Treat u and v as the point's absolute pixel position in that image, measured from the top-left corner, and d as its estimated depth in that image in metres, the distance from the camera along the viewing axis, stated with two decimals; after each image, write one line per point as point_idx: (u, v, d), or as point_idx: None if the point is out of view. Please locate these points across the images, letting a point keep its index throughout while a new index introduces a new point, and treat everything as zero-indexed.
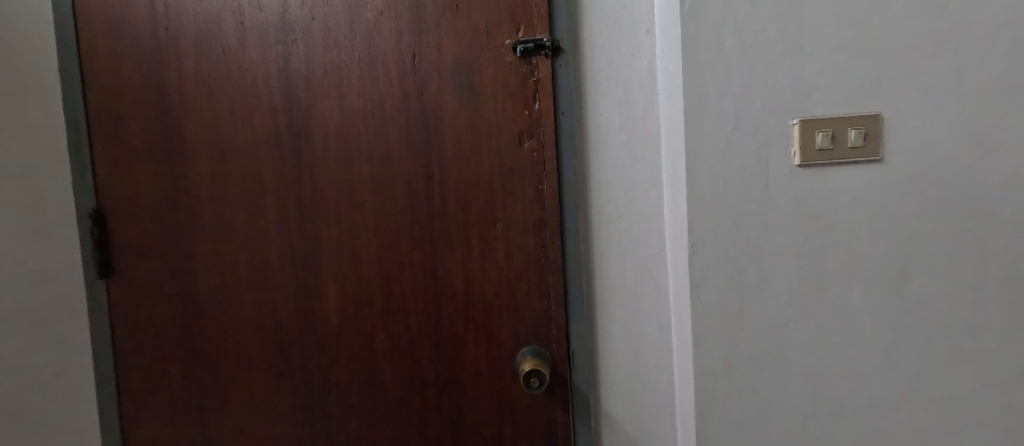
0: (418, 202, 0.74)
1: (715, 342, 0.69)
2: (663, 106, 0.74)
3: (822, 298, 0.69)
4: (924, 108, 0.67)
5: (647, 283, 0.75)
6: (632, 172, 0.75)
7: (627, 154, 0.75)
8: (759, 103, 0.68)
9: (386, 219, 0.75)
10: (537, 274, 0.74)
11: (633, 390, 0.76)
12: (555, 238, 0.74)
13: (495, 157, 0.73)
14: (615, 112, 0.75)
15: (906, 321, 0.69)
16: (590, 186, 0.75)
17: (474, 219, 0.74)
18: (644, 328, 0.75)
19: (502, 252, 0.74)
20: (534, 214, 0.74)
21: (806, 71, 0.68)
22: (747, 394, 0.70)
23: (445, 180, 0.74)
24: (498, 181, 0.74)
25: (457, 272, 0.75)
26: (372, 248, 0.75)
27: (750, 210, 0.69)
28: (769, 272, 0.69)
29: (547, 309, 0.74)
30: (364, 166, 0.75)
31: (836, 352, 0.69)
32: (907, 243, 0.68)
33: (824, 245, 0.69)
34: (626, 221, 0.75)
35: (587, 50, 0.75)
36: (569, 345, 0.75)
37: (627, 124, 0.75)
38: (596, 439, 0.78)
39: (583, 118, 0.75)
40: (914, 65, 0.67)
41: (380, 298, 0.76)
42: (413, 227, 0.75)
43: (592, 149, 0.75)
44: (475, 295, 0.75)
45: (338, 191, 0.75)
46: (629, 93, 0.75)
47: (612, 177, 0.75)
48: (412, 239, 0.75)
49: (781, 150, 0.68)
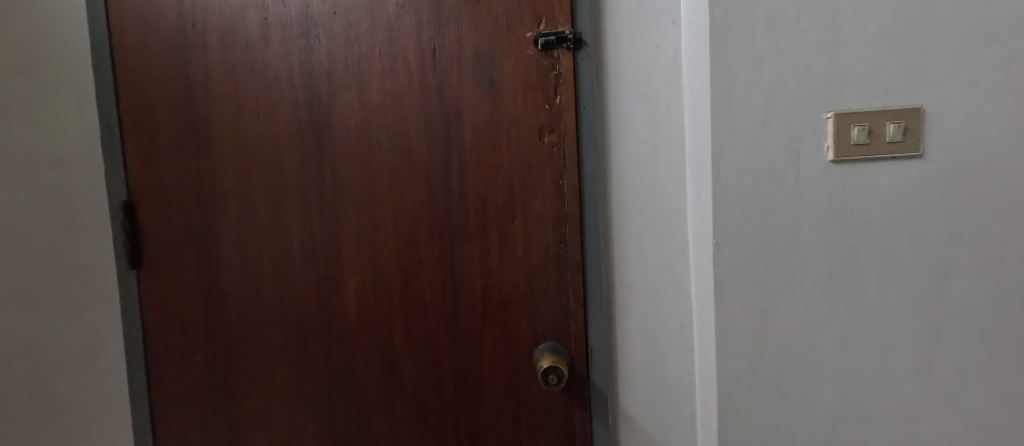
0: (438, 198, 0.74)
1: (740, 343, 0.67)
2: (687, 100, 0.72)
3: (854, 299, 0.66)
4: (970, 101, 0.64)
5: (669, 281, 0.73)
6: (654, 168, 0.73)
7: (650, 149, 0.73)
8: (790, 97, 0.66)
9: (406, 213, 0.75)
10: (557, 270, 0.73)
11: (653, 390, 0.75)
12: (575, 234, 0.72)
13: (515, 152, 0.73)
14: (638, 106, 0.73)
15: (945, 326, 0.66)
16: (611, 181, 0.74)
17: (494, 214, 0.73)
18: (665, 327, 0.74)
19: (521, 248, 0.73)
20: (554, 209, 0.73)
21: (841, 63, 0.65)
22: (773, 397, 0.68)
23: (464, 175, 0.74)
24: (518, 176, 0.73)
25: (476, 267, 0.74)
26: (392, 242, 0.76)
27: (778, 207, 0.66)
28: (798, 271, 0.67)
29: (566, 306, 0.73)
30: (385, 160, 0.75)
31: (868, 356, 0.67)
32: (948, 244, 0.65)
33: (857, 244, 0.66)
34: (648, 217, 0.73)
35: (610, 42, 0.73)
36: (588, 342, 0.74)
37: (650, 118, 0.73)
38: (614, 438, 0.76)
39: (605, 112, 0.74)
40: (961, 55, 0.63)
41: (399, 292, 0.76)
42: (433, 221, 0.75)
43: (614, 143, 0.74)
44: (494, 291, 0.74)
45: (359, 186, 0.75)
46: (653, 86, 0.73)
47: (634, 173, 0.73)
48: (431, 234, 0.75)
49: (813, 145, 0.66)
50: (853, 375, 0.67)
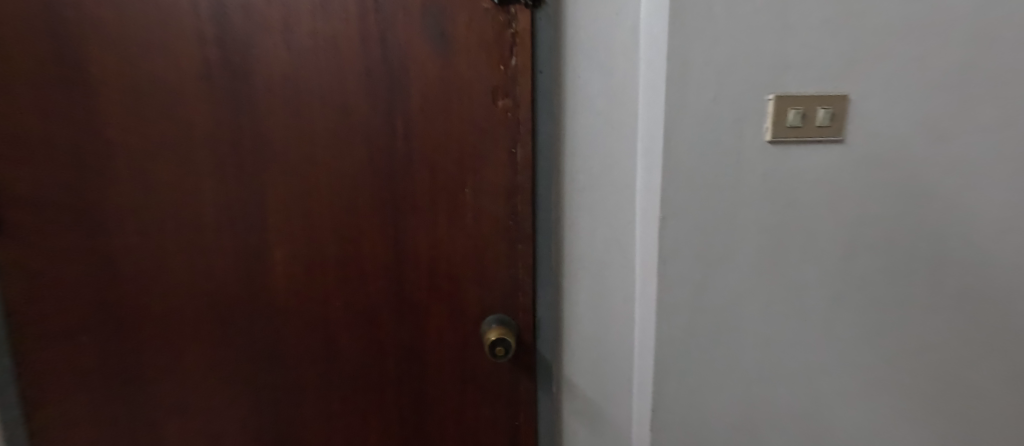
0: (382, 161, 0.68)
1: (679, 311, 0.71)
2: (643, 72, 0.71)
3: (777, 271, 0.73)
4: (884, 93, 0.71)
5: (616, 253, 0.74)
6: (608, 140, 0.73)
7: (604, 121, 0.72)
8: (738, 77, 0.68)
9: (344, 177, 0.68)
10: (507, 241, 0.71)
11: (596, 357, 0.77)
12: (527, 205, 0.70)
13: (468, 115, 0.68)
14: (595, 75, 0.71)
15: (846, 293, 0.75)
16: (564, 152, 0.73)
17: (443, 181, 0.69)
18: (610, 298, 0.75)
19: (472, 219, 0.70)
20: (507, 179, 0.70)
21: (786, 47, 0.68)
22: (704, 361, 0.73)
23: (411, 137, 0.67)
24: (470, 141, 0.68)
25: (423, 237, 0.70)
26: (328, 208, 0.68)
27: (721, 184, 0.70)
28: (734, 245, 0.71)
29: (515, 277, 0.72)
30: (319, 116, 0.66)
31: (785, 321, 0.74)
32: (856, 221, 0.73)
33: (784, 221, 0.72)
34: (599, 190, 0.73)
35: (569, 5, 0.69)
36: (536, 313, 0.74)
37: (606, 89, 0.72)
38: (558, 404, 0.79)
39: (561, 79, 0.71)
40: (882, 50, 0.70)
41: (336, 263, 0.70)
42: (376, 186, 0.68)
43: (569, 113, 0.72)
44: (442, 263, 0.71)
45: (287, 144, 0.66)
46: (610, 56, 0.71)
47: (588, 145, 0.73)
48: (373, 201, 0.68)
49: (755, 125, 0.69)
50: (771, 339, 0.74)
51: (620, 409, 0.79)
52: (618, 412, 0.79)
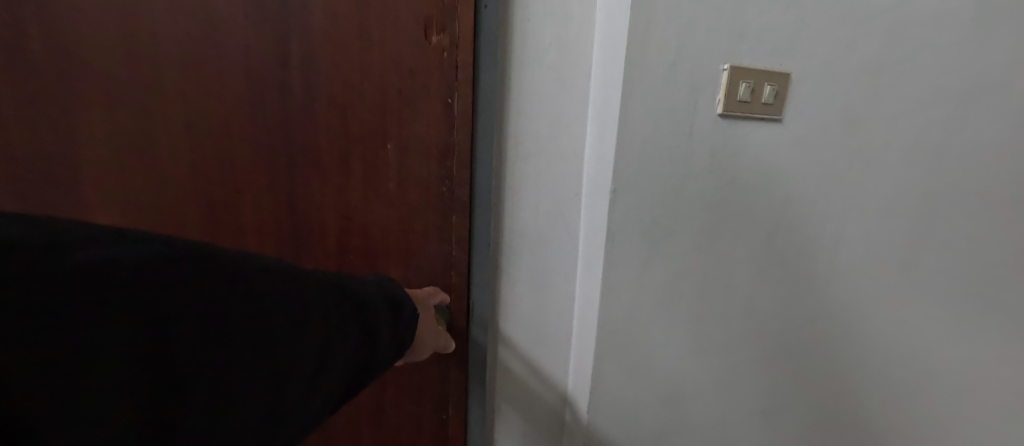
0: (273, 104, 0.52)
1: (621, 291, 0.67)
2: (600, 25, 0.62)
3: (713, 248, 0.72)
4: (818, 75, 0.72)
5: (559, 230, 0.67)
6: (558, 101, 0.63)
7: (555, 77, 0.62)
8: (698, 40, 0.62)
9: (216, 122, 0.51)
10: (440, 212, 0.61)
11: (534, 343, 0.70)
12: (463, 170, 0.60)
13: (392, 56, 0.55)
14: (547, 21, 0.60)
15: (766, 269, 0.78)
16: (508, 111, 0.61)
17: (358, 136, 0.56)
18: (551, 278, 0.68)
19: (395, 184, 0.59)
20: (440, 137, 0.59)
21: (745, 13, 0.64)
22: (641, 340, 0.71)
23: (314, 76, 0.53)
24: (394, 88, 0.56)
25: (330, 203, 0.57)
26: (193, 161, 0.52)
27: (672, 157, 0.65)
28: (678, 221, 0.68)
29: (449, 255, 0.63)
30: (175, 36, 0.48)
31: (715, 297, 0.74)
32: (782, 201, 0.75)
33: (725, 198, 0.70)
34: (545, 158, 0.64)
35: None
36: (469, 295, 0.65)
37: (558, 39, 0.61)
38: (489, 398, 0.70)
39: (508, 20, 0.58)
40: (822, 30, 0.70)
41: (210, 234, 0.54)
42: (264, 136, 0.53)
43: (516, 64, 0.60)
44: (355, 235, 0.59)
45: (128, 74, 0.48)
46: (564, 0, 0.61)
47: (536, 104, 0.62)
48: (260, 155, 0.53)
49: (708, 96, 0.65)
50: (702, 316, 0.74)
51: (554, 395, 0.74)
52: (552, 397, 0.74)
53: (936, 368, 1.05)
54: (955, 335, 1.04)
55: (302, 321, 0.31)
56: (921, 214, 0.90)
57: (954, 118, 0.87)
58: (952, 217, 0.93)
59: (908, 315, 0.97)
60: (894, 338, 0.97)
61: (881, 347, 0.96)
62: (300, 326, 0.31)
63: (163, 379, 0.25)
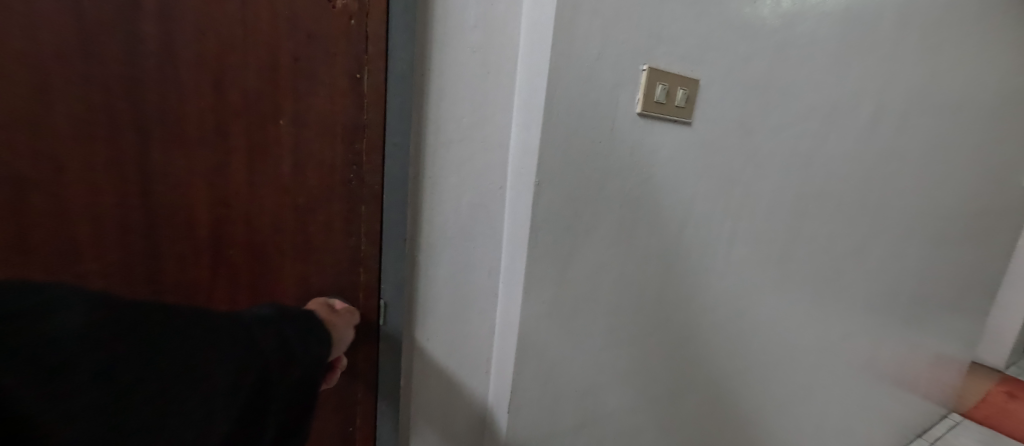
0: (131, 69, 0.44)
1: (545, 288, 0.66)
2: (527, 10, 0.60)
3: (629, 245, 0.74)
4: (721, 83, 0.77)
5: (481, 223, 0.64)
6: (482, 87, 0.60)
7: (480, 61, 0.59)
8: (620, 37, 0.63)
9: (49, 87, 0.42)
10: (346, 198, 0.56)
11: (453, 341, 0.67)
12: (375, 154, 0.55)
13: (288, 22, 0.49)
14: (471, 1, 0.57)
15: (674, 263, 0.82)
16: (429, 94, 0.57)
17: (245, 110, 0.50)
18: (472, 272, 0.65)
19: (292, 164, 0.53)
20: (347, 116, 0.54)
21: (662, 16, 0.66)
22: (563, 336, 0.71)
23: (188, 39, 0.46)
24: (292, 58, 0.50)
25: (207, 187, 0.50)
26: (11, 135, 0.41)
27: (595, 152, 0.66)
28: (599, 218, 0.69)
29: (357, 246, 0.58)
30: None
31: (630, 291, 0.77)
32: (688, 199, 0.80)
33: (640, 195, 0.73)
34: (468, 147, 0.61)
35: None
36: (383, 292, 0.60)
37: (483, 21, 0.58)
38: (404, 400, 0.66)
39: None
40: (725, 41, 0.75)
41: (39, 227, 0.44)
42: (117, 107, 0.45)
43: (438, 43, 0.56)
44: (239, 219, 0.53)
45: None
46: None
47: (459, 88, 0.58)
48: (110, 129, 0.45)
49: (628, 95, 0.67)
50: (618, 311, 0.76)
51: (474, 395, 0.71)
52: (472, 397, 0.71)
53: (800, 350, 1.20)
54: (816, 319, 1.21)
55: (223, 341, 0.36)
56: (795, 216, 1.03)
57: (822, 133, 1.00)
58: (817, 219, 1.08)
59: (782, 304, 1.10)
60: (771, 324, 1.09)
61: (761, 333, 1.08)
62: (218, 345, 0.36)
63: (133, 390, 0.31)
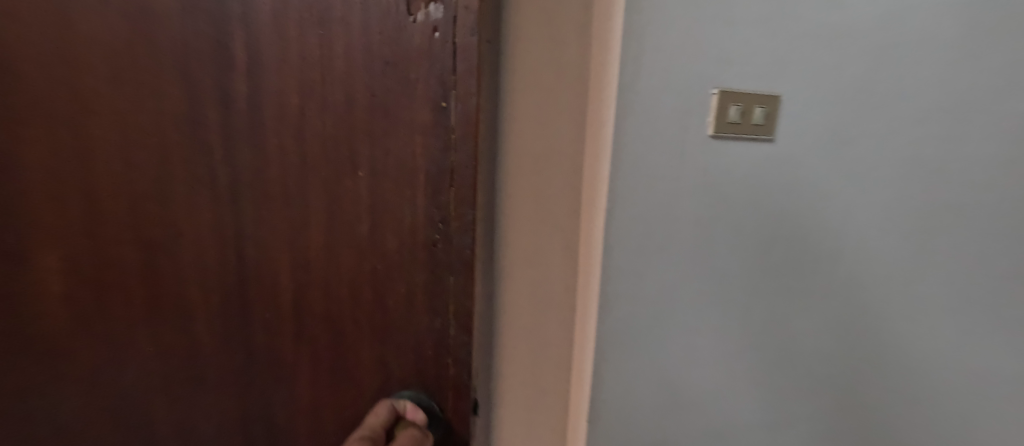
0: (234, 129, 0.45)
1: (617, 301, 0.74)
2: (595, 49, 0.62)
3: (705, 262, 0.77)
4: (807, 96, 0.75)
5: (556, 252, 0.66)
6: (555, 124, 0.62)
7: (553, 101, 0.61)
8: (685, 67, 0.69)
9: (153, 144, 0.44)
10: (427, 261, 0.48)
11: (530, 370, 0.68)
12: (461, 210, 0.47)
13: (366, 63, 0.44)
14: (543, 47, 0.60)
15: (764, 283, 0.81)
16: (506, 136, 0.61)
17: (327, 163, 0.46)
18: (547, 302, 0.68)
19: (373, 223, 0.47)
20: (428, 165, 0.46)
21: (731, 40, 0.69)
22: (635, 347, 0.78)
23: (272, 94, 0.44)
24: (366, 97, 0.45)
25: (291, 250, 0.48)
26: (125, 188, 0.45)
27: (665, 175, 0.71)
28: (669, 237, 0.74)
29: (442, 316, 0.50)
30: (111, 45, 0.42)
31: (711, 307, 0.80)
32: (777, 215, 0.78)
33: (717, 216, 0.75)
34: (540, 182, 0.63)
35: None
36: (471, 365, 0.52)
37: (556, 64, 0.61)
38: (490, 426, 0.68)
39: (509, 48, 0.59)
40: (810, 54, 0.73)
41: (144, 273, 0.47)
42: (216, 168, 0.45)
43: (514, 91, 0.60)
44: (326, 281, 0.49)
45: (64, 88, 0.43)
46: (563, 24, 0.60)
47: (532, 129, 0.61)
48: (206, 190, 0.46)
49: (698, 118, 0.71)
50: (695, 326, 0.80)
51: (551, 422, 0.73)
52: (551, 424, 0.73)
53: (963, 395, 1.01)
54: (985, 360, 1.00)
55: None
56: (940, 235, 0.88)
57: (978, 133, 0.85)
58: (977, 238, 0.91)
59: (927, 339, 0.95)
60: (913, 360, 0.95)
61: (897, 371, 0.95)
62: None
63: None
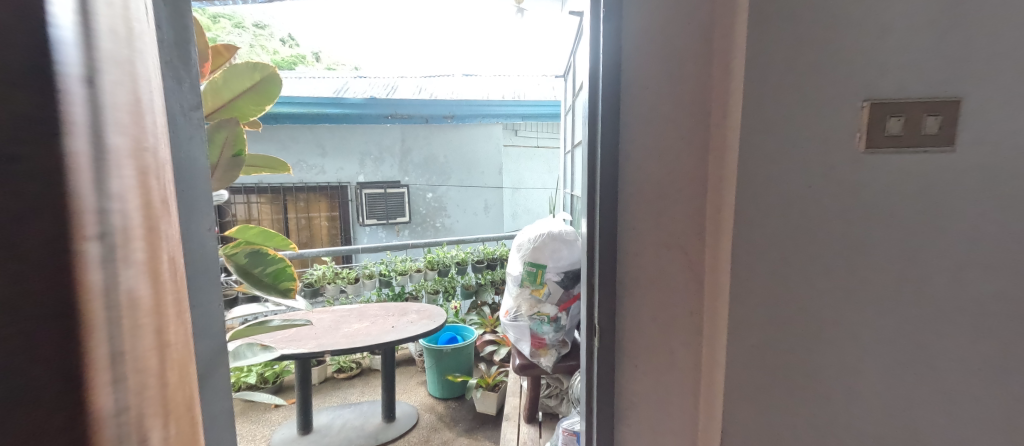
0: None
1: (752, 329, 0.71)
2: (712, 101, 0.74)
3: (865, 293, 0.68)
4: (1005, 97, 0.63)
5: (681, 270, 0.79)
6: (672, 164, 0.77)
7: (668, 146, 0.77)
8: (826, 80, 0.65)
9: None
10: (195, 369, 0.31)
11: (657, 367, 0.82)
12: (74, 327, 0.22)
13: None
14: (664, 104, 0.77)
15: (959, 325, 0.67)
16: (633, 176, 0.79)
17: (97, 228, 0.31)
18: (673, 312, 0.80)
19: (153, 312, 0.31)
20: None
21: (884, 46, 0.63)
22: (778, 384, 0.72)
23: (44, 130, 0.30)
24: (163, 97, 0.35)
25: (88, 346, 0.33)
26: None
27: (805, 196, 0.67)
28: (814, 262, 0.68)
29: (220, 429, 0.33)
30: None
31: (880, 347, 0.69)
32: (972, 241, 0.65)
33: (877, 240, 0.66)
34: (659, 211, 0.78)
35: (652, 42, 0.76)
36: None
37: (672, 116, 0.76)
38: (619, 404, 0.86)
39: (636, 109, 0.78)
40: (1004, 48, 0.62)
41: None
42: None
43: (638, 142, 0.78)
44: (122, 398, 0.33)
45: None
46: (681, 84, 0.75)
47: (654, 169, 0.78)
48: None
49: (846, 133, 0.65)
50: (857, 367, 0.70)
51: (676, 422, 0.83)
52: (676, 423, 0.83)
53: None
54: None
55: None
56: None
57: None
58: None
59: None
60: None
61: None
62: None
63: None
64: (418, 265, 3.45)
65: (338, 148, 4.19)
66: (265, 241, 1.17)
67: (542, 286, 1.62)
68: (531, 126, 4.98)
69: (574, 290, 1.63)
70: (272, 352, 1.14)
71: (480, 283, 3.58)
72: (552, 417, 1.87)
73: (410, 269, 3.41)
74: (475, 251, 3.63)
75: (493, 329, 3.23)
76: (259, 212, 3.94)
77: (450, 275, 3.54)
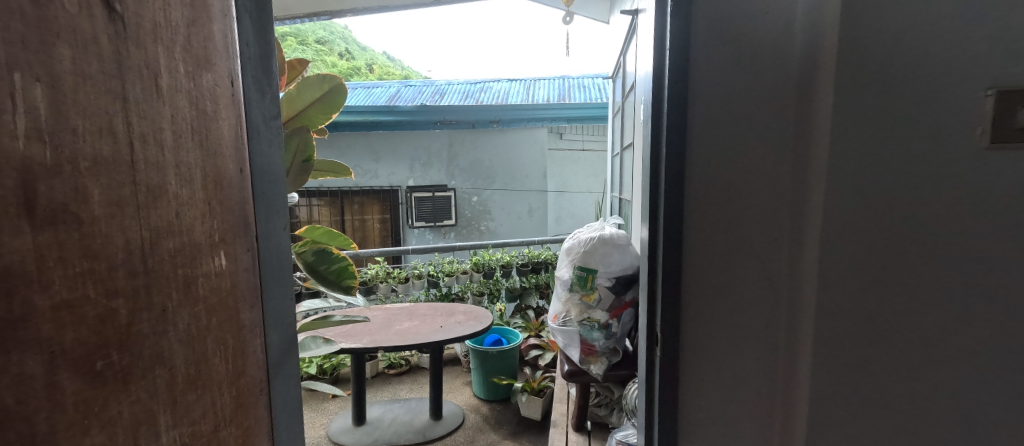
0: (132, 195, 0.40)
1: (843, 345, 0.64)
2: (794, 97, 0.69)
3: (990, 311, 0.59)
4: None
5: (758, 278, 0.72)
6: (746, 163, 0.71)
7: (742, 144, 0.71)
8: (937, 70, 0.58)
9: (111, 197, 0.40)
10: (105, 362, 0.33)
11: (730, 383, 0.76)
12: None
13: None
14: (739, 99, 0.71)
15: None
16: (699, 178, 0.73)
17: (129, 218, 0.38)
18: (747, 322, 0.73)
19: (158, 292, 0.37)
20: None
21: (1012, 29, 0.55)
22: (867, 407, 0.65)
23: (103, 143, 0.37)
24: (113, 98, 0.33)
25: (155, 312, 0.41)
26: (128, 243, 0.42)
27: (910, 200, 0.60)
28: (921, 276, 0.61)
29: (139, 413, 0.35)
30: None
31: (1005, 374, 0.59)
32: None
33: (1002, 251, 0.58)
34: (732, 213, 0.72)
35: (724, 34, 0.70)
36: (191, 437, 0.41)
37: (749, 113, 0.71)
38: (685, 421, 0.79)
39: (705, 105, 0.72)
40: None
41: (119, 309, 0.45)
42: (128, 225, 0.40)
43: (706, 140, 0.72)
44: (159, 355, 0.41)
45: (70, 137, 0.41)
46: (760, 77, 0.70)
47: (724, 169, 0.72)
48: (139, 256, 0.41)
49: (963, 129, 0.58)
50: (975, 397, 0.61)
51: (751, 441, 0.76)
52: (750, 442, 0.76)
53: None
54: None
55: None
56: None
57: None
58: None
59: None
60: None
61: None
62: None
63: None
64: (465, 267, 3.49)
65: (392, 152, 4.34)
66: (330, 240, 1.21)
67: (593, 292, 1.58)
68: (579, 129, 4.91)
69: (626, 296, 1.57)
70: (335, 346, 1.17)
71: (526, 287, 3.55)
72: (601, 427, 1.81)
73: (457, 271, 3.45)
74: (521, 255, 3.60)
75: (538, 333, 3.19)
76: (320, 212, 4.15)
77: (495, 277, 3.53)
